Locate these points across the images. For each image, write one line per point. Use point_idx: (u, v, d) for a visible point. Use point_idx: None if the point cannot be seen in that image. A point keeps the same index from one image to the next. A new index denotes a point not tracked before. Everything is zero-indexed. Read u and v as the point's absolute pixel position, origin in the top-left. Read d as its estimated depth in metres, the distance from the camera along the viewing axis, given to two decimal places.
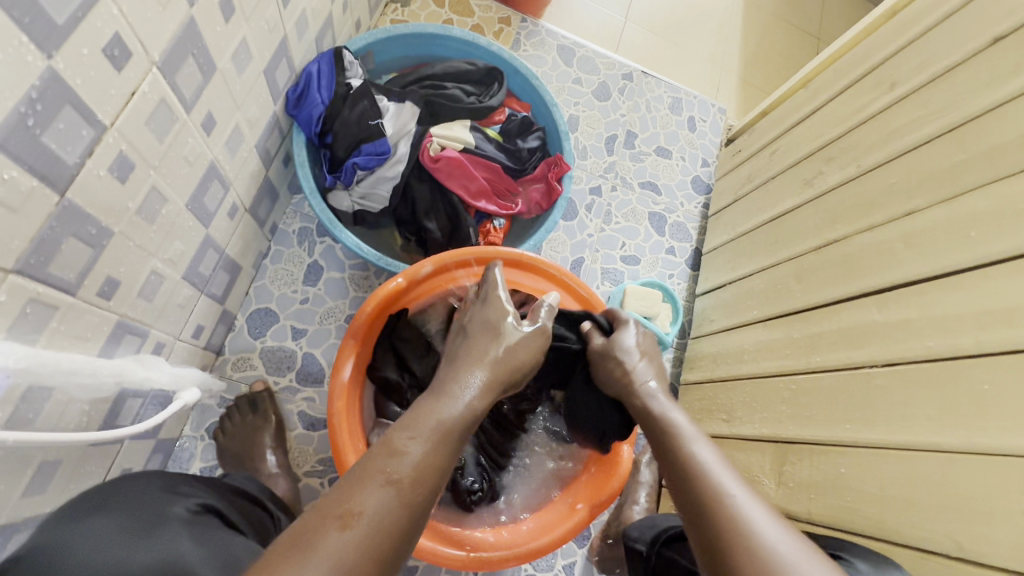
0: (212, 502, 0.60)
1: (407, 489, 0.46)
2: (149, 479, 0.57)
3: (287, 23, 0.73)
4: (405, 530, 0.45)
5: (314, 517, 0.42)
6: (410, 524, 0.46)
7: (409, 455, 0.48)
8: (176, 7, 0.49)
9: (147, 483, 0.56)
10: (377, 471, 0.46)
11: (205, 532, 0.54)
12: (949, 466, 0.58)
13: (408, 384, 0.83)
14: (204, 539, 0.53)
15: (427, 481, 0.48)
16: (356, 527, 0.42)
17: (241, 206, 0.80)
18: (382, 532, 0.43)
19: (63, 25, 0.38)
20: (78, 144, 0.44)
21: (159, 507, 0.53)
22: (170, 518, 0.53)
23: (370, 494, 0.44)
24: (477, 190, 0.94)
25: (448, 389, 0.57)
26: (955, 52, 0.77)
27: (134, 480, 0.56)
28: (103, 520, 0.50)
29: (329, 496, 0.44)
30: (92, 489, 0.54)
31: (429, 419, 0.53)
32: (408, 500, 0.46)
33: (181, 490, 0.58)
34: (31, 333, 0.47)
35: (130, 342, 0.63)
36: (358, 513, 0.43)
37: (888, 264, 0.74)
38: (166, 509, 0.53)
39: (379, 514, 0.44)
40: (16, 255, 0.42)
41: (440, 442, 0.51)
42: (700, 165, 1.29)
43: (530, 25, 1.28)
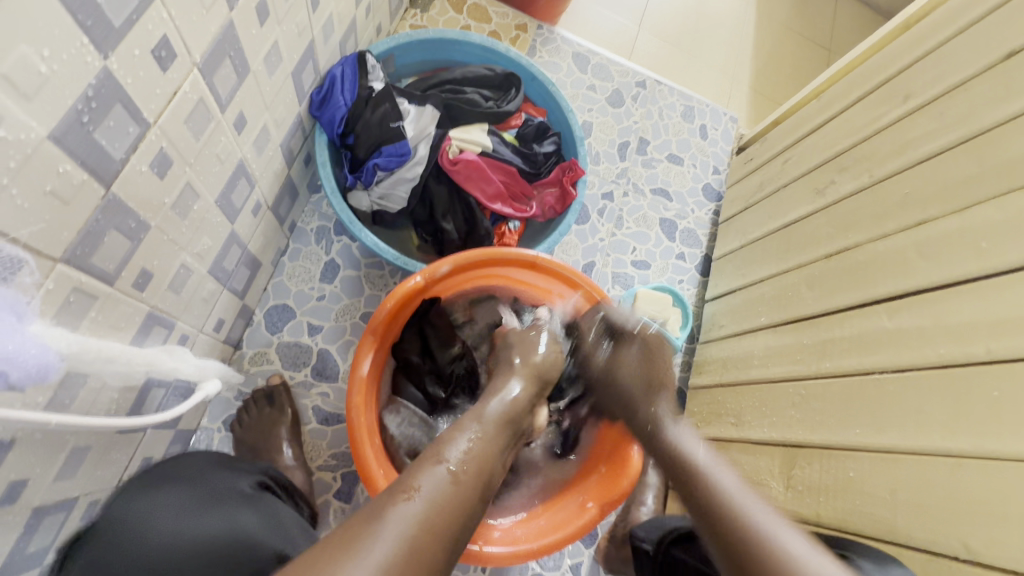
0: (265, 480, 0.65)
1: (461, 472, 0.49)
2: (205, 457, 0.62)
3: (315, 27, 0.75)
4: (464, 510, 0.47)
5: (378, 496, 0.45)
6: (468, 505, 0.48)
7: (459, 443, 0.52)
8: (218, 11, 0.51)
9: (202, 462, 0.61)
10: (431, 456, 0.50)
11: (261, 505, 0.59)
12: (957, 472, 0.59)
13: (427, 368, 0.86)
14: (262, 511, 0.58)
15: (478, 468, 0.51)
16: (416, 499, 0.45)
17: (264, 203, 0.82)
18: (440, 508, 0.45)
19: (119, 27, 0.40)
20: (125, 140, 0.45)
21: (221, 482, 0.58)
22: (231, 492, 0.58)
23: (427, 474, 0.47)
24: (494, 192, 0.96)
25: (497, 389, 0.63)
26: (968, 66, 0.78)
27: (193, 459, 0.61)
28: (171, 493, 0.54)
29: (394, 481, 0.48)
30: (154, 469, 0.58)
31: (477, 413, 0.58)
32: (462, 480, 0.49)
33: (237, 468, 0.63)
34: (74, 321, 0.48)
35: (159, 333, 0.64)
36: (415, 488, 0.46)
37: (900, 273, 0.75)
38: (228, 484, 0.59)
39: (435, 490, 0.46)
40: (64, 246, 0.44)
41: (488, 433, 0.55)
42: (712, 173, 1.30)
43: (546, 32, 1.30)
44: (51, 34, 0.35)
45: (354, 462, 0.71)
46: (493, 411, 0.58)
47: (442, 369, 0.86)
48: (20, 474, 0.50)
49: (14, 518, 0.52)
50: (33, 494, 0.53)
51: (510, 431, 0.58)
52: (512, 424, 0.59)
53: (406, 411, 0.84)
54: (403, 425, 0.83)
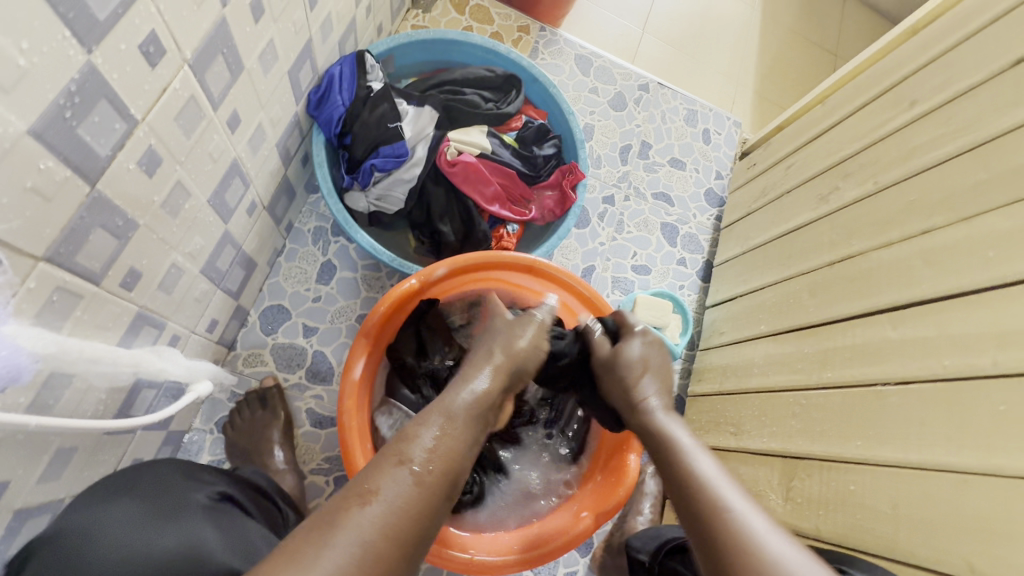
0: (231, 491, 0.63)
1: (424, 473, 0.47)
2: (172, 465, 0.59)
3: (312, 26, 0.74)
4: (428, 512, 0.46)
5: (336, 501, 0.44)
6: (432, 505, 0.47)
7: (423, 440, 0.50)
8: (210, 7, 0.50)
9: (166, 471, 0.58)
10: (393, 455, 0.48)
11: (224, 520, 0.56)
12: (962, 487, 0.57)
13: (423, 370, 0.85)
14: (224, 528, 0.55)
15: (444, 467, 0.49)
16: (375, 505, 0.43)
17: (259, 203, 0.81)
18: (402, 514, 0.44)
19: (104, 21, 0.39)
20: (111, 136, 0.45)
21: (179, 493, 0.55)
22: (189, 505, 0.55)
23: (386, 476, 0.46)
24: (492, 194, 0.95)
25: (465, 379, 0.60)
26: (976, 72, 0.77)
27: (154, 468, 0.58)
28: (119, 507, 0.52)
29: (352, 481, 0.46)
30: (109, 477, 0.56)
31: (445, 404, 0.55)
32: (425, 481, 0.47)
33: (202, 477, 0.60)
34: (57, 321, 0.47)
35: (148, 333, 0.63)
36: (376, 493, 0.44)
37: (904, 282, 0.74)
38: (187, 497, 0.56)
39: (396, 494, 0.45)
40: (46, 243, 0.43)
41: (454, 426, 0.53)
42: (714, 178, 1.29)
43: (549, 34, 1.29)
44: (29, 26, 0.34)
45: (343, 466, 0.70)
46: (464, 402, 0.56)
47: (439, 372, 0.85)
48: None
49: None
50: (15, 497, 0.52)
51: (480, 422, 0.56)
52: (481, 416, 0.57)
53: (399, 412, 0.82)
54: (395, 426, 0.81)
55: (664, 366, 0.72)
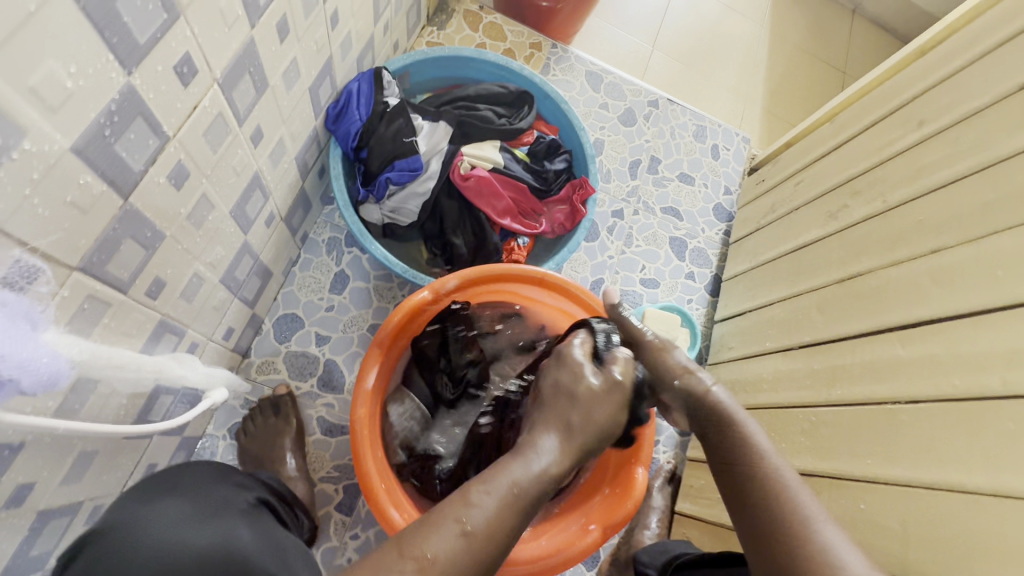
0: (264, 496, 0.65)
1: (479, 539, 0.45)
2: (205, 467, 0.62)
3: (333, 44, 0.77)
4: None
5: (389, 555, 0.43)
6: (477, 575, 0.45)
7: (486, 507, 0.46)
8: (240, 28, 0.52)
9: (204, 473, 0.61)
10: (454, 515, 0.46)
11: (259, 524, 0.58)
12: (972, 508, 0.57)
13: (441, 366, 0.85)
14: (259, 530, 0.57)
15: (499, 535, 0.46)
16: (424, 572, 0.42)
17: (278, 214, 0.84)
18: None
19: (144, 44, 0.41)
20: (144, 151, 0.47)
21: (221, 495, 0.58)
22: (230, 507, 0.57)
23: (441, 536, 0.44)
24: (504, 208, 0.97)
25: (533, 446, 0.52)
26: (983, 94, 0.78)
27: (195, 472, 0.60)
28: (168, 504, 0.54)
29: (407, 532, 0.45)
30: (154, 480, 0.58)
31: (512, 471, 0.49)
32: (478, 552, 0.45)
33: (235, 480, 0.63)
34: (86, 327, 0.49)
35: (168, 341, 0.65)
36: (428, 558, 0.43)
37: (914, 300, 0.74)
38: (229, 501, 0.59)
39: (446, 560, 0.43)
40: (80, 254, 0.44)
41: (518, 501, 0.48)
42: (723, 193, 1.30)
43: (560, 51, 1.32)
44: (76, 50, 0.36)
45: (356, 474, 0.71)
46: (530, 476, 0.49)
47: (455, 371, 0.86)
48: (25, 478, 0.50)
49: (19, 522, 0.52)
50: (38, 498, 0.53)
51: (543, 497, 0.50)
52: (545, 490, 0.50)
53: (411, 402, 0.85)
54: (405, 416, 0.84)
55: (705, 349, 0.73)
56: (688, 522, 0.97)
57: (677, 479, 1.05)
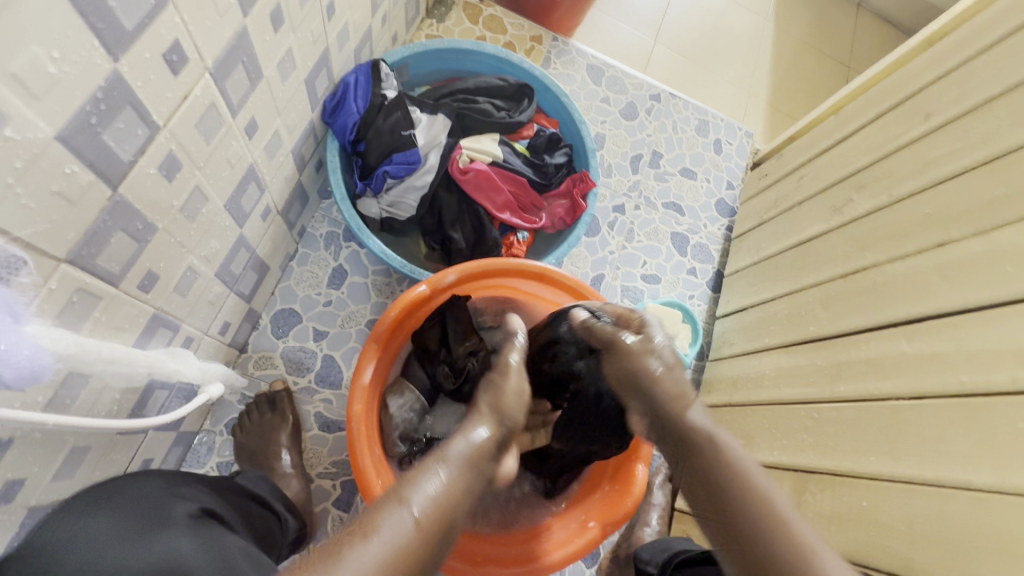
0: (211, 506, 0.59)
1: (425, 519, 0.45)
2: (151, 480, 0.56)
3: (330, 35, 0.76)
4: (423, 558, 0.44)
5: (329, 544, 0.42)
6: (427, 552, 0.45)
7: (425, 485, 0.48)
8: (232, 16, 0.51)
9: (150, 486, 0.56)
10: (394, 497, 0.46)
11: (207, 538, 0.53)
12: (979, 507, 0.56)
13: (443, 357, 0.83)
14: (201, 538, 0.52)
15: (443, 514, 0.47)
16: (372, 547, 0.42)
17: (274, 208, 0.83)
18: (396, 558, 0.42)
19: (131, 30, 0.40)
20: (134, 141, 0.46)
21: (163, 507, 0.53)
22: (174, 519, 0.52)
23: (387, 517, 0.44)
24: (503, 203, 0.96)
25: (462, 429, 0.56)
26: (992, 85, 0.77)
27: (137, 483, 0.55)
28: (102, 517, 0.49)
29: (352, 520, 0.44)
30: (93, 488, 0.53)
31: (444, 451, 0.52)
32: (425, 529, 0.45)
33: (182, 492, 0.57)
34: (76, 321, 0.48)
35: (162, 335, 0.64)
36: (373, 534, 0.43)
37: (921, 295, 0.73)
38: (167, 511, 0.53)
39: (394, 535, 0.43)
40: (68, 246, 0.44)
41: (455, 476, 0.50)
42: (725, 188, 1.28)
43: (561, 44, 1.30)
44: (61, 35, 0.35)
45: (353, 471, 0.70)
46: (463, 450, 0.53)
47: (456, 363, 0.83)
48: (15, 473, 0.49)
49: (9, 518, 0.51)
50: (29, 494, 0.53)
51: (478, 474, 0.53)
52: (479, 470, 0.53)
53: (411, 394, 0.84)
54: (405, 408, 0.83)
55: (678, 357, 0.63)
56: (689, 519, 0.96)
57: None
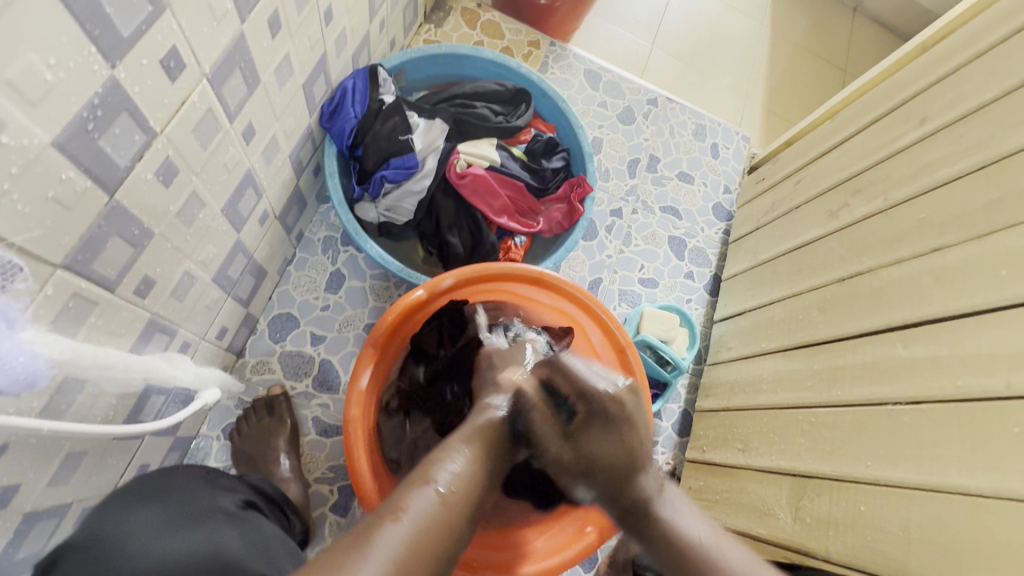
0: (248, 497, 0.65)
1: (450, 494, 0.48)
2: (193, 472, 0.62)
3: (327, 41, 0.76)
4: (452, 534, 0.46)
5: (363, 523, 0.43)
6: (457, 529, 0.46)
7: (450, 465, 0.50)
8: (230, 23, 0.51)
9: (192, 477, 0.61)
10: (421, 476, 0.49)
11: (246, 526, 0.58)
12: (975, 511, 0.56)
13: (441, 360, 0.84)
14: (243, 529, 0.57)
15: (470, 489, 0.50)
16: (403, 522, 0.43)
17: (272, 212, 0.83)
18: (431, 532, 0.44)
19: (128, 36, 0.40)
20: (131, 147, 0.46)
21: (206, 499, 0.58)
22: (215, 511, 0.57)
23: (417, 495, 0.46)
24: (500, 207, 0.96)
25: (481, 409, 0.62)
26: (986, 90, 0.77)
27: (179, 473, 0.61)
28: (144, 510, 0.53)
29: (383, 499, 0.46)
30: (147, 477, 0.59)
31: (467, 431, 0.57)
32: (452, 503, 0.47)
33: (222, 485, 0.63)
34: (72, 326, 0.48)
35: (159, 340, 0.64)
36: (404, 510, 0.45)
37: (917, 299, 0.73)
38: (212, 502, 0.59)
39: (423, 512, 0.45)
40: (64, 251, 0.44)
41: (477, 452, 0.54)
42: (722, 192, 1.29)
43: (559, 49, 1.31)
44: (57, 41, 0.35)
45: (349, 477, 0.70)
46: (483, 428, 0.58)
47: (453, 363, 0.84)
48: (11, 479, 0.49)
49: (4, 524, 0.51)
50: (24, 500, 0.53)
51: (498, 450, 0.58)
52: (499, 444, 0.58)
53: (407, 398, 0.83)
54: (400, 411, 0.82)
55: (644, 416, 0.64)
56: None
57: (676, 481, 1.04)
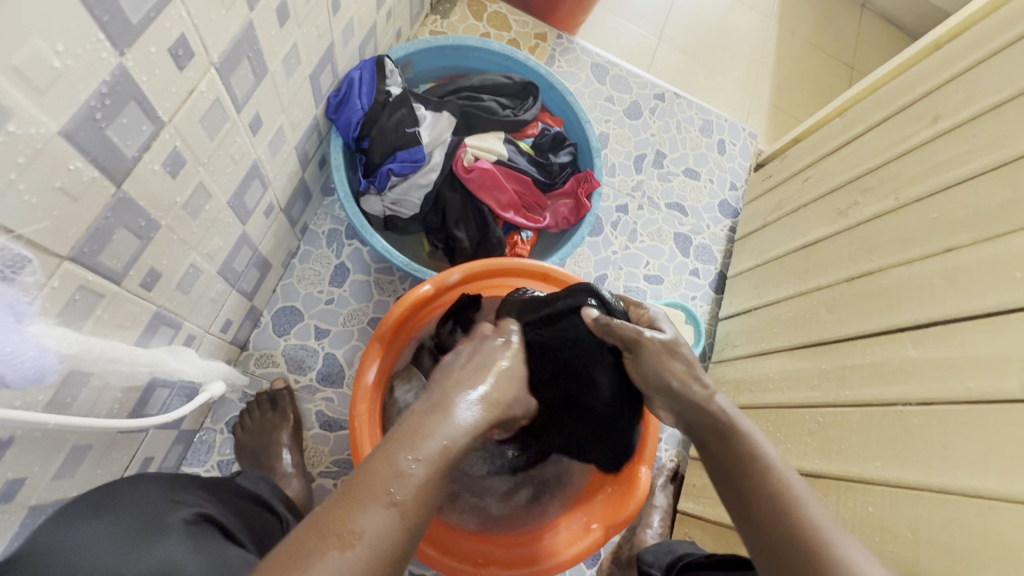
0: (210, 512, 0.57)
1: (410, 510, 0.40)
2: (150, 484, 0.55)
3: (335, 31, 0.75)
4: (405, 552, 0.40)
5: (309, 537, 0.37)
6: (409, 542, 0.40)
7: (414, 475, 0.41)
8: (238, 11, 0.50)
9: (145, 490, 0.54)
10: (377, 486, 0.40)
11: (200, 538, 0.52)
12: (986, 514, 0.56)
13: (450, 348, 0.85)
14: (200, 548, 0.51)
15: (431, 503, 0.42)
16: (355, 551, 0.37)
17: (277, 205, 0.82)
18: (384, 555, 0.38)
19: (136, 24, 0.39)
20: (138, 137, 0.45)
21: (161, 509, 0.52)
22: (165, 526, 0.50)
23: (371, 514, 0.39)
24: (507, 201, 0.95)
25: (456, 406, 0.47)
26: (1001, 89, 0.76)
27: (131, 489, 0.53)
28: (91, 527, 0.48)
29: (324, 512, 0.38)
30: (81, 497, 0.52)
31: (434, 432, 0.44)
32: (410, 520, 0.40)
33: (180, 495, 0.56)
34: (77, 319, 0.48)
35: (164, 333, 0.63)
36: (356, 536, 0.38)
37: (928, 299, 0.73)
38: (158, 517, 0.51)
39: (380, 534, 0.38)
40: (71, 243, 0.43)
41: (448, 459, 0.43)
42: (729, 189, 1.28)
43: (566, 42, 1.30)
44: (65, 28, 0.34)
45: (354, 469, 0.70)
46: (461, 432, 0.45)
47: None
48: (16, 473, 0.49)
49: (9, 517, 0.51)
50: (30, 493, 0.52)
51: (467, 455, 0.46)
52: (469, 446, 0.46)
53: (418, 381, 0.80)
54: (411, 394, 0.79)
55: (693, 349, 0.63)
56: (691, 521, 0.96)
57: (681, 479, 1.04)
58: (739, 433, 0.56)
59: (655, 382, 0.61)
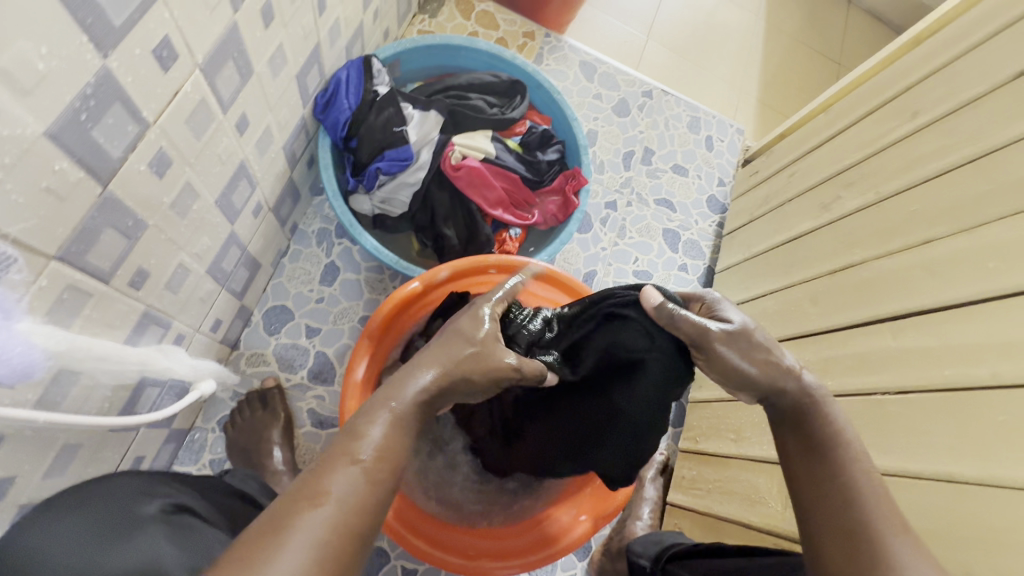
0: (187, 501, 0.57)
1: (376, 468, 0.42)
2: (124, 478, 0.55)
3: (321, 31, 0.75)
4: (377, 511, 0.41)
5: (285, 500, 0.38)
6: (380, 502, 0.41)
7: (375, 436, 0.44)
8: (222, 12, 0.51)
9: (119, 484, 0.53)
10: (342, 452, 0.42)
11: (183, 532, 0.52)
12: (963, 499, 0.57)
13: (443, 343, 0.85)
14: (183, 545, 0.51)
15: (396, 460, 0.44)
16: (327, 507, 0.38)
17: (265, 204, 0.82)
18: (357, 512, 0.39)
19: (119, 27, 0.40)
20: (123, 138, 0.45)
21: (141, 501, 0.52)
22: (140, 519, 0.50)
23: (339, 475, 0.40)
24: (496, 199, 0.96)
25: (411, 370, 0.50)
26: (978, 84, 0.78)
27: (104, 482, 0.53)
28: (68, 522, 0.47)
29: (296, 480, 0.40)
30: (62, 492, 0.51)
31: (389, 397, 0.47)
32: (377, 479, 0.42)
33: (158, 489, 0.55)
34: (66, 318, 0.48)
35: (154, 332, 0.64)
36: (326, 493, 0.39)
37: (907, 291, 0.74)
38: (132, 509, 0.51)
39: (350, 491, 0.40)
40: (58, 243, 0.43)
41: (407, 418, 0.46)
42: (716, 184, 1.29)
43: (554, 40, 1.30)
44: (48, 32, 0.35)
45: None
46: (415, 394, 0.48)
47: None
48: (7, 470, 0.49)
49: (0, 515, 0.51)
50: (21, 492, 0.53)
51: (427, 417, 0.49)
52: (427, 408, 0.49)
53: None
54: None
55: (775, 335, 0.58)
56: (680, 513, 0.98)
57: (671, 472, 1.06)
58: (817, 412, 0.54)
59: (749, 384, 0.56)
